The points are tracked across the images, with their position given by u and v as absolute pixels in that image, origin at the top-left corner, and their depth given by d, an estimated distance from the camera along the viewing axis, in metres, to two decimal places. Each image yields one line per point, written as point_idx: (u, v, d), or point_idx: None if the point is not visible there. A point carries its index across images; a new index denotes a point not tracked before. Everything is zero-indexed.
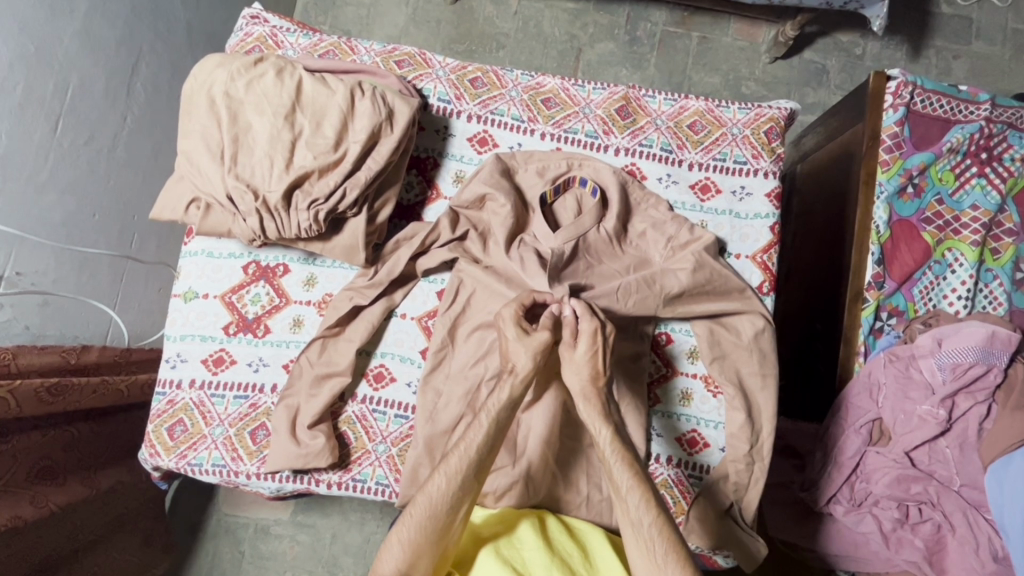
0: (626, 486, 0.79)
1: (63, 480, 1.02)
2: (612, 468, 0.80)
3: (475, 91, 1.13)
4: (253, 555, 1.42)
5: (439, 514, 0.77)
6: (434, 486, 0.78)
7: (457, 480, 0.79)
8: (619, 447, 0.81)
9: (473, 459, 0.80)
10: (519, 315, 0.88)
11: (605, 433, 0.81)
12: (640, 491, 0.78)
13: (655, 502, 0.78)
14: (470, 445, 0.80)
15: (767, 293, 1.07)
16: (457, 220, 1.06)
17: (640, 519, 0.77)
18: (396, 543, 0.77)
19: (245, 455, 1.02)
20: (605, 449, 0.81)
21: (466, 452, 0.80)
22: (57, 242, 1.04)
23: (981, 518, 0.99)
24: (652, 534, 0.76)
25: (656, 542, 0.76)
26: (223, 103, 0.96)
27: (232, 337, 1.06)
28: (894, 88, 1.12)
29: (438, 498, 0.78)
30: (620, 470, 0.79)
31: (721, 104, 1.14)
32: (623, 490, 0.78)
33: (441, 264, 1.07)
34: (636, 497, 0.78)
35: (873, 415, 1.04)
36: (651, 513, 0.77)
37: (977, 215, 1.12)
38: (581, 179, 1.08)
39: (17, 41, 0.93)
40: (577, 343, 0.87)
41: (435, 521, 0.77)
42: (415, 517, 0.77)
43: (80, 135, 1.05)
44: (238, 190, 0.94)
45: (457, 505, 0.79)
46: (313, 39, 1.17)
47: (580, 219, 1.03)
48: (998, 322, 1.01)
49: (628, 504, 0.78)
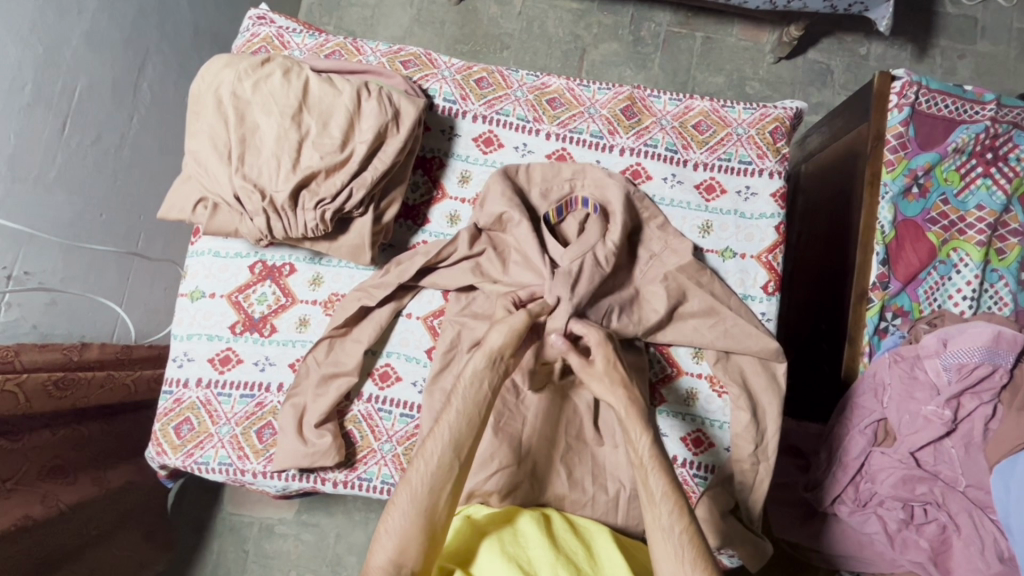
0: (660, 493, 0.77)
1: (74, 479, 1.03)
2: (647, 475, 0.78)
3: (481, 91, 1.13)
4: (258, 554, 1.42)
5: (421, 500, 0.77)
6: (415, 472, 0.79)
7: (437, 462, 0.79)
8: (658, 454, 0.80)
9: (452, 439, 0.80)
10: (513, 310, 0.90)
11: (645, 440, 0.80)
12: (673, 500, 0.76)
13: (688, 513, 0.76)
14: (445, 428, 0.81)
15: (774, 293, 1.07)
16: (473, 234, 1.05)
17: (671, 526, 0.75)
18: (384, 534, 0.76)
19: (251, 453, 1.03)
20: (642, 455, 0.80)
21: (440, 436, 0.80)
22: (66, 240, 1.04)
23: (987, 518, 0.98)
24: (683, 541, 0.74)
25: (686, 554, 0.74)
26: (230, 103, 0.96)
27: (238, 336, 1.07)
28: (898, 89, 1.12)
29: (420, 483, 0.78)
30: (656, 477, 0.78)
31: (726, 105, 1.14)
32: (657, 497, 0.77)
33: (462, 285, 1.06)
34: (669, 505, 0.76)
35: (878, 415, 1.04)
36: (683, 522, 0.75)
37: (982, 215, 1.12)
38: (582, 200, 1.06)
39: (26, 43, 0.94)
40: (594, 358, 0.89)
41: (419, 505, 0.77)
42: (400, 505, 0.77)
43: (87, 135, 1.06)
44: (245, 190, 0.95)
45: (438, 486, 0.78)
46: (319, 39, 1.17)
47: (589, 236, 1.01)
48: (1003, 323, 1.02)
49: (660, 510, 0.76)
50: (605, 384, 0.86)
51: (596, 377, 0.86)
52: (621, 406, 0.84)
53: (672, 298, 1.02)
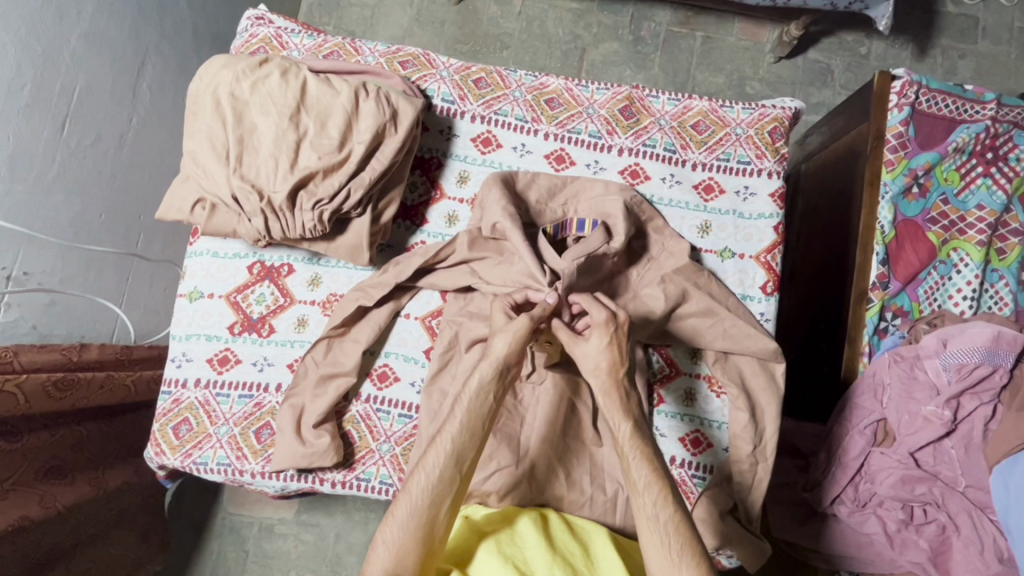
0: (642, 483, 0.77)
1: (71, 479, 1.04)
2: (630, 464, 0.78)
3: (479, 92, 1.13)
4: (258, 554, 1.42)
5: (420, 511, 0.77)
6: (415, 483, 0.78)
7: (438, 476, 0.78)
8: (640, 442, 0.79)
9: (455, 453, 0.79)
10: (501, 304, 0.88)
11: (624, 428, 0.79)
12: (657, 487, 0.76)
13: (673, 500, 0.76)
14: (448, 440, 0.80)
15: (773, 293, 1.07)
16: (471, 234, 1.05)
17: (656, 514, 0.75)
18: (380, 545, 0.76)
19: (250, 454, 1.03)
20: (624, 444, 0.79)
21: (443, 449, 0.79)
22: (65, 240, 1.05)
23: (987, 519, 0.98)
24: (667, 529, 0.74)
25: (672, 540, 0.73)
26: (228, 104, 0.96)
27: (236, 337, 1.07)
28: (898, 88, 1.11)
29: (420, 495, 0.78)
30: (638, 467, 0.77)
31: (725, 105, 1.14)
32: (640, 486, 0.76)
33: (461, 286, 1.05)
34: (652, 493, 0.76)
35: (878, 415, 1.03)
36: (668, 509, 0.75)
37: (983, 215, 1.12)
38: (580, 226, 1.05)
39: (25, 43, 0.94)
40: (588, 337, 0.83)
41: (418, 520, 0.77)
42: (398, 517, 0.77)
43: (86, 136, 1.06)
44: (243, 191, 0.95)
45: (439, 499, 0.78)
46: (317, 40, 1.17)
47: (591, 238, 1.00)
48: (1003, 323, 1.02)
49: (644, 499, 0.76)
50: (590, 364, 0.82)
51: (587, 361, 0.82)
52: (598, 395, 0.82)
53: (670, 297, 1.02)
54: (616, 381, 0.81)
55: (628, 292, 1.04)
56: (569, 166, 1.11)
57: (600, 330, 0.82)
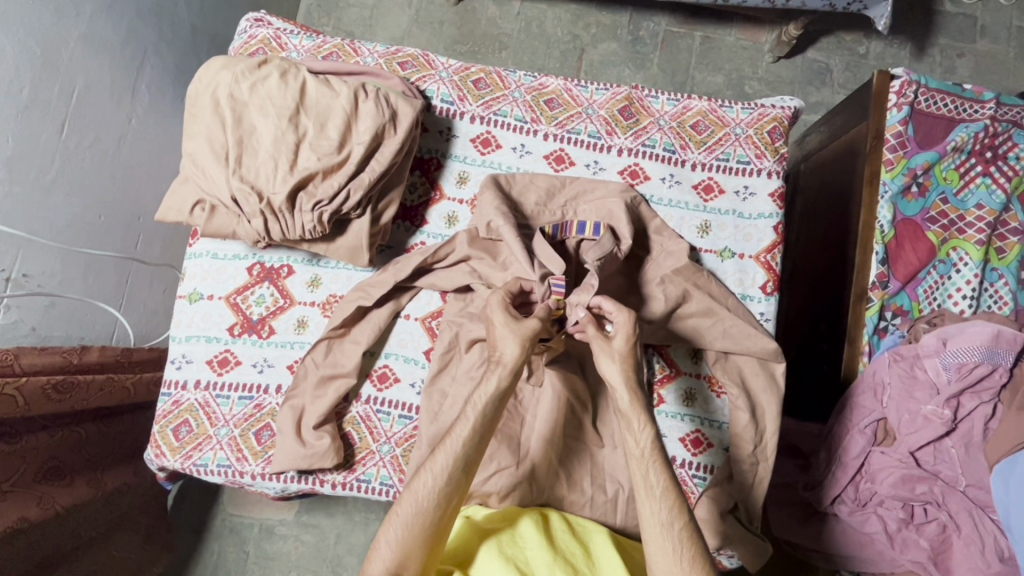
0: (660, 489, 0.77)
1: (70, 480, 1.04)
2: (648, 469, 0.78)
3: (478, 92, 1.13)
4: (258, 555, 1.42)
5: (425, 513, 0.77)
6: (421, 483, 0.78)
7: (444, 479, 0.78)
8: (658, 448, 0.79)
9: (460, 457, 0.79)
10: (506, 302, 0.87)
11: (647, 432, 0.79)
12: (672, 497, 0.76)
13: (686, 510, 0.76)
14: (455, 444, 0.79)
15: (772, 293, 1.07)
16: (472, 236, 1.04)
17: (670, 521, 0.75)
18: (384, 543, 0.76)
19: (250, 455, 1.03)
20: (643, 449, 0.78)
21: (450, 450, 0.79)
22: (65, 243, 1.05)
23: (987, 518, 0.98)
24: (681, 537, 0.74)
25: (686, 548, 0.74)
26: (227, 105, 0.96)
27: (237, 338, 1.07)
28: (898, 87, 1.11)
29: (425, 497, 0.77)
30: (656, 471, 0.77)
31: (724, 105, 1.14)
32: (656, 492, 0.76)
33: (460, 287, 1.05)
34: (668, 501, 0.76)
35: (878, 415, 1.03)
36: (683, 518, 0.75)
37: (982, 214, 1.12)
38: (577, 227, 1.03)
39: (24, 45, 0.94)
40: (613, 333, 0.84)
41: (421, 521, 0.77)
42: (402, 516, 0.77)
43: (84, 138, 1.06)
44: (242, 192, 0.95)
45: (445, 501, 0.78)
46: (316, 40, 1.17)
47: (597, 240, 1.00)
48: (1003, 322, 1.02)
49: (659, 505, 0.76)
50: (617, 365, 0.81)
51: (610, 356, 0.82)
52: (622, 397, 0.81)
53: (672, 299, 1.01)
54: (637, 385, 0.82)
55: (628, 291, 1.04)
56: (569, 167, 1.11)
57: (625, 330, 0.83)
